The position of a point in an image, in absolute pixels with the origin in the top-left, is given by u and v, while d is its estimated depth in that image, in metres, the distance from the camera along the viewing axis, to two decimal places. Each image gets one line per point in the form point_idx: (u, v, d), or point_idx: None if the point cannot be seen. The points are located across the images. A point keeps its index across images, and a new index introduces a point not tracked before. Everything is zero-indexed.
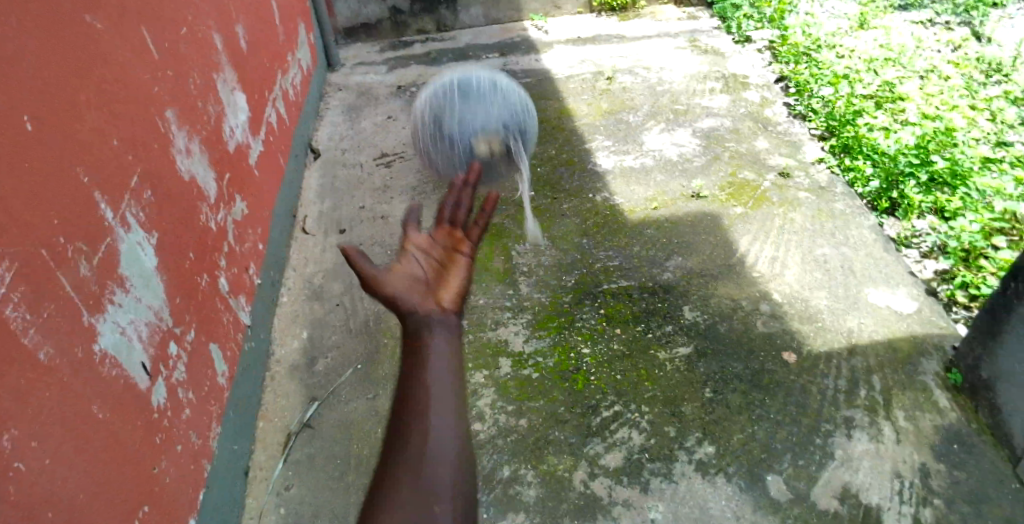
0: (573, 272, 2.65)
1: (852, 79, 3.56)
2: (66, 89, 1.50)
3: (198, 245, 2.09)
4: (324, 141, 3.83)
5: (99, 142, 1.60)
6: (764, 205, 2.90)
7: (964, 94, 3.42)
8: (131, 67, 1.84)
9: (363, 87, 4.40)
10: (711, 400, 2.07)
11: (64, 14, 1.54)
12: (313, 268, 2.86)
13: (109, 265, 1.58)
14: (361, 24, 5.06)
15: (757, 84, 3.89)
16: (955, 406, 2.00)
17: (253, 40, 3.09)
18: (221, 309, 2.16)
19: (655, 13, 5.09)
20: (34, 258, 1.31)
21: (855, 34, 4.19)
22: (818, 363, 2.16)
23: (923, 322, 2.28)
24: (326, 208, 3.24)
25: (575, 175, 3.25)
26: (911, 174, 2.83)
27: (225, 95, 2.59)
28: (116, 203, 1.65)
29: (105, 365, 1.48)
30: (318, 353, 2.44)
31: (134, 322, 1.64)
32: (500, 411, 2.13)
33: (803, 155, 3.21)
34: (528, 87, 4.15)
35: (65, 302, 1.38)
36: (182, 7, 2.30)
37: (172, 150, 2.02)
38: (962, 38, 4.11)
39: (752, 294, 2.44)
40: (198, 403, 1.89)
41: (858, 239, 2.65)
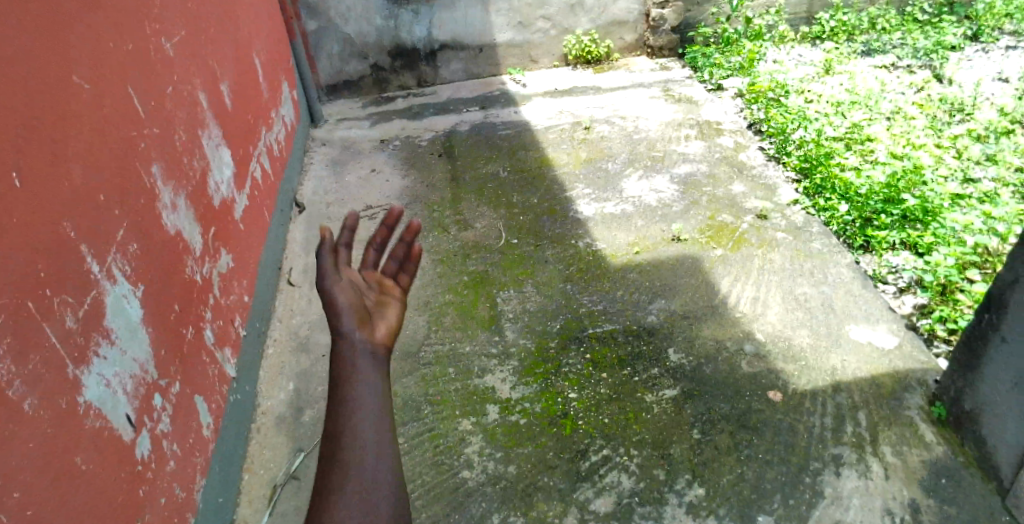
0: (559, 318, 2.66)
1: (822, 122, 3.68)
2: (54, 145, 1.52)
3: (184, 297, 2.08)
4: (309, 194, 3.87)
5: (85, 198, 1.61)
6: (742, 246, 2.96)
7: (929, 134, 3.54)
8: (119, 124, 1.88)
9: (348, 141, 4.48)
10: (700, 441, 2.07)
11: (53, 74, 1.58)
12: (299, 319, 2.86)
13: (95, 317, 1.56)
14: (346, 80, 5.20)
15: (731, 130, 4.02)
16: (941, 440, 2.01)
17: (238, 98, 3.16)
18: (207, 362, 2.14)
19: (630, 65, 5.28)
20: (21, 310, 1.30)
21: (822, 80, 4.36)
22: (804, 401, 2.17)
23: (905, 357, 2.31)
24: (312, 260, 3.26)
25: (557, 222, 3.30)
26: (884, 211, 2.93)
27: (211, 151, 2.63)
28: (101, 256, 1.65)
29: (89, 417, 1.45)
30: (305, 404, 2.41)
31: (119, 375, 1.61)
32: (488, 459, 2.10)
33: (778, 197, 3.30)
34: (509, 138, 4.25)
35: (51, 354, 1.37)
36: (168, 66, 2.36)
37: (158, 204, 2.04)
38: (924, 80, 4.29)
39: (735, 334, 2.46)
40: (183, 456, 1.85)
41: (836, 278, 2.70)
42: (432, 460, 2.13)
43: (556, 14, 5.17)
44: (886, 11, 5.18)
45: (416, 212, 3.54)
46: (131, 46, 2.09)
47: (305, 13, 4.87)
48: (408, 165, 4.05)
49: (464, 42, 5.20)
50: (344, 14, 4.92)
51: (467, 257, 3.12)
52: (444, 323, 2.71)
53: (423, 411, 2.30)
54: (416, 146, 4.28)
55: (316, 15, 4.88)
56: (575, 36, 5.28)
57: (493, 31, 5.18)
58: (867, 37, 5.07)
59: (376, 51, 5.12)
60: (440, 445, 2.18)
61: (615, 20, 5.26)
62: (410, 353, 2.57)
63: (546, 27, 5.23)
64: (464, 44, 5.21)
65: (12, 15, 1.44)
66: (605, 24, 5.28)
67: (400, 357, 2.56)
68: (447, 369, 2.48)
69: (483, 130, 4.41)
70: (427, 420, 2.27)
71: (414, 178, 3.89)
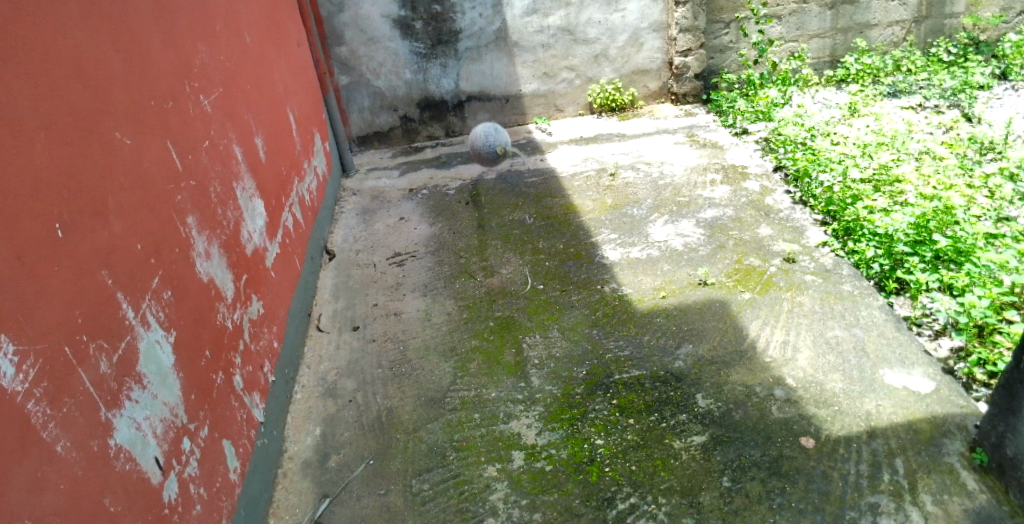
0: (585, 364, 2.64)
1: (848, 164, 3.65)
2: (95, 198, 1.61)
3: (214, 343, 2.14)
4: (339, 242, 3.97)
5: (123, 247, 1.69)
6: (771, 289, 2.93)
7: (960, 173, 3.49)
8: (156, 177, 1.98)
9: (377, 190, 4.61)
10: (730, 490, 2.01)
11: (97, 130, 1.69)
12: (327, 364, 2.90)
13: (128, 363, 1.62)
14: (376, 132, 5.38)
15: (756, 174, 4.03)
16: (984, 488, 1.92)
17: (271, 151, 3.29)
18: (235, 407, 2.18)
19: (654, 112, 5.36)
20: (58, 354, 1.36)
21: (848, 122, 4.37)
22: (838, 447, 2.11)
23: (943, 402, 2.23)
24: (341, 306, 3.32)
25: (582, 268, 3.31)
26: (915, 253, 2.87)
27: (244, 202, 2.74)
28: (136, 302, 1.72)
29: (119, 460, 1.48)
30: (331, 449, 2.42)
31: (150, 418, 1.66)
32: (514, 506, 2.07)
33: (806, 239, 3.28)
34: (535, 185, 4.31)
35: (85, 397, 1.42)
36: (205, 122, 2.49)
37: (192, 253, 2.12)
38: (953, 119, 4.26)
39: (765, 379, 2.41)
40: (210, 500, 1.87)
41: (868, 320, 2.65)
42: (455, 506, 2.11)
43: (580, 64, 5.31)
44: (911, 53, 5.19)
45: (443, 258, 3.60)
46: (171, 104, 2.22)
47: (337, 70, 5.10)
48: (435, 213, 4.13)
49: (490, 94, 5.35)
50: (374, 70, 5.13)
51: (493, 303, 3.14)
52: (470, 369, 2.72)
53: (449, 457, 2.30)
54: (443, 194, 4.37)
55: (348, 71, 5.11)
56: (599, 86, 5.40)
57: (518, 82, 5.33)
58: (893, 79, 5.08)
59: (405, 104, 5.30)
60: (464, 491, 2.15)
61: (638, 69, 5.38)
62: (436, 399, 2.58)
63: (571, 77, 5.36)
64: (490, 95, 5.37)
65: (49, 68, 1.52)
66: (628, 73, 5.39)
67: (426, 403, 2.56)
68: (472, 414, 2.47)
69: (508, 178, 4.50)
70: (452, 466, 2.26)
71: (441, 225, 3.96)
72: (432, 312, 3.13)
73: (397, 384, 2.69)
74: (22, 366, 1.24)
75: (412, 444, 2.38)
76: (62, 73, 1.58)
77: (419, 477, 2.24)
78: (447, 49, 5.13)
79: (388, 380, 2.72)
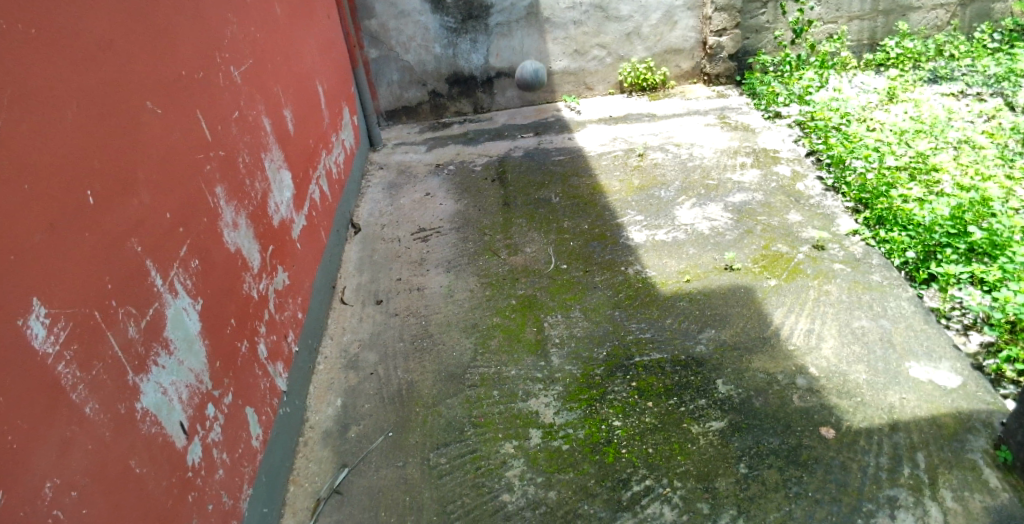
0: (605, 345, 2.65)
1: (884, 151, 3.55)
2: (126, 168, 1.64)
3: (240, 312, 2.18)
4: (364, 216, 4.00)
5: (152, 216, 1.73)
6: (798, 277, 2.88)
7: (1000, 164, 3.38)
8: (186, 147, 2.01)
9: (404, 165, 4.63)
10: (746, 477, 2.01)
11: (128, 100, 1.71)
12: (350, 336, 2.94)
13: (155, 328, 1.66)
14: (403, 107, 5.38)
15: (787, 158, 3.95)
16: (1007, 486, 1.88)
17: (300, 123, 3.31)
18: (259, 375, 2.23)
19: (685, 92, 5.26)
20: (88, 319, 1.40)
21: (886, 108, 4.24)
22: (858, 439, 2.08)
23: (969, 397, 2.19)
24: (365, 279, 3.36)
25: (606, 249, 3.29)
26: (948, 244, 2.80)
27: (272, 174, 2.77)
28: (164, 270, 1.75)
29: (145, 423, 1.53)
30: (351, 420, 2.47)
31: (175, 384, 1.70)
32: (529, 483, 2.10)
33: (837, 227, 3.21)
34: (561, 164, 4.29)
35: (114, 361, 1.46)
36: (235, 93, 2.51)
37: (220, 223, 2.16)
38: (996, 107, 4.11)
39: (788, 367, 2.39)
40: (232, 465, 1.92)
41: (897, 311, 2.60)
42: (472, 481, 2.14)
43: (611, 42, 5.23)
44: (955, 37, 5.01)
45: (467, 235, 3.61)
46: (201, 74, 2.24)
47: (367, 43, 5.09)
48: (460, 190, 4.13)
49: (519, 70, 5.30)
50: (404, 44, 5.11)
51: (515, 281, 3.15)
52: (491, 346, 2.74)
53: (467, 432, 2.33)
54: (469, 171, 4.37)
55: (378, 44, 5.10)
56: (631, 64, 5.31)
57: (548, 59, 5.27)
58: (935, 64, 4.90)
59: (433, 79, 5.28)
60: (481, 467, 2.19)
61: (670, 48, 5.28)
62: (455, 374, 2.61)
63: (601, 55, 5.28)
64: (520, 72, 5.32)
65: (81, 40, 1.54)
66: (661, 52, 5.30)
67: (446, 378, 2.59)
68: (491, 391, 2.49)
69: (535, 156, 4.47)
70: (469, 441, 2.29)
71: (465, 202, 3.96)
72: (455, 289, 3.15)
73: (418, 359, 2.73)
74: (52, 329, 1.28)
75: (431, 418, 2.42)
76: (95, 44, 1.60)
77: (436, 451, 2.28)
78: (477, 24, 5.08)
79: (409, 355, 2.76)
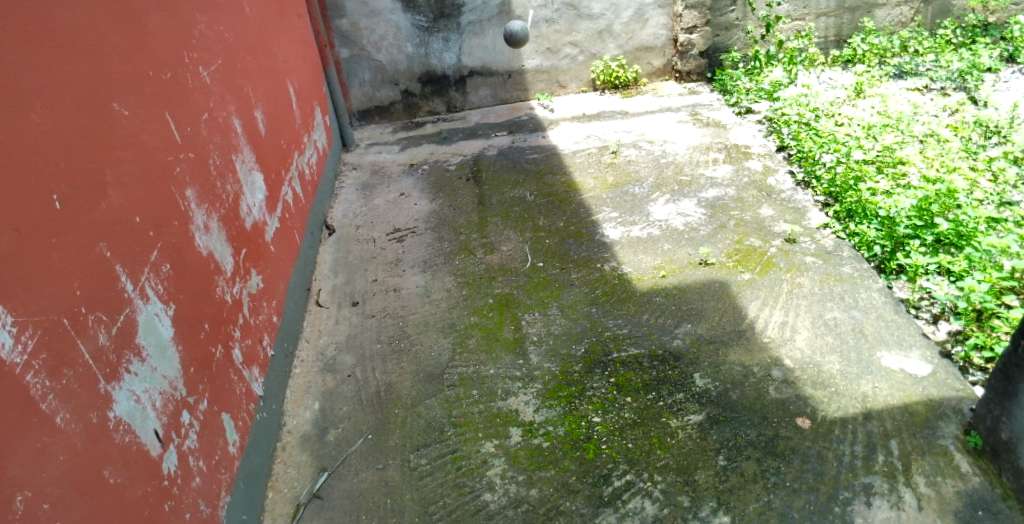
0: (583, 341, 2.65)
1: (852, 145, 3.62)
2: (93, 171, 1.60)
3: (214, 316, 2.14)
4: (339, 217, 3.96)
5: (121, 220, 1.68)
6: (771, 270, 2.93)
7: (964, 157, 3.46)
8: (155, 149, 1.96)
9: (377, 165, 4.58)
10: (725, 469, 2.03)
11: (95, 102, 1.66)
12: (326, 339, 2.91)
13: (127, 335, 1.62)
14: (376, 107, 5.33)
15: (759, 153, 4.00)
16: (977, 471, 1.93)
17: (271, 124, 3.26)
18: (235, 380, 2.19)
19: (657, 89, 5.30)
20: (57, 327, 1.36)
21: (853, 103, 4.32)
22: (833, 428, 2.12)
23: (939, 385, 2.24)
24: (340, 281, 3.32)
25: (583, 246, 3.30)
26: (916, 236, 2.86)
27: (244, 175, 2.72)
28: (135, 275, 1.71)
29: (118, 432, 1.49)
30: (329, 424, 2.44)
31: (149, 391, 1.66)
32: (511, 481, 2.10)
33: (807, 220, 3.27)
34: (536, 162, 4.29)
35: (84, 369, 1.42)
36: (204, 94, 2.46)
37: (192, 226, 2.11)
38: (958, 102, 4.21)
39: (763, 360, 2.42)
40: (209, 472, 1.88)
41: (868, 302, 2.65)
42: (453, 481, 2.13)
43: (584, 40, 5.24)
44: (918, 34, 5.12)
45: (443, 235, 3.59)
46: (170, 74, 2.19)
47: (338, 42, 5.03)
48: (436, 189, 4.10)
49: (492, 69, 5.29)
50: (376, 43, 5.06)
51: (493, 280, 3.14)
52: (469, 345, 2.73)
53: (447, 432, 2.32)
54: (444, 170, 4.35)
55: (349, 44, 5.04)
56: (603, 62, 5.34)
57: (521, 57, 5.27)
58: (899, 60, 5.01)
59: (406, 78, 5.24)
60: (462, 467, 2.17)
61: (642, 45, 5.31)
62: (435, 374, 2.59)
63: (574, 53, 5.30)
64: (492, 70, 5.31)
65: (44, 39, 1.49)
66: (633, 50, 5.33)
67: (425, 379, 2.58)
68: (470, 390, 2.48)
69: (510, 154, 4.47)
70: (450, 441, 2.28)
71: (441, 202, 3.94)
72: (432, 289, 3.13)
73: (396, 360, 2.70)
74: (20, 337, 1.24)
75: (411, 420, 2.40)
76: (60, 43, 1.56)
77: (417, 452, 2.26)
78: (449, 22, 5.06)
79: (387, 356, 2.73)
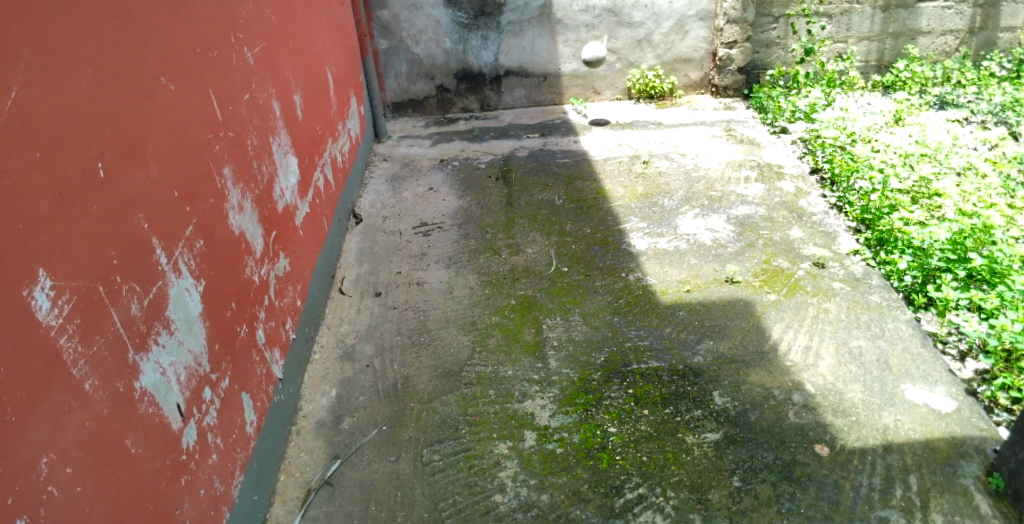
0: (603, 350, 2.65)
1: (887, 172, 3.56)
2: (136, 143, 1.63)
3: (240, 295, 2.17)
4: (366, 207, 3.99)
5: (159, 192, 1.71)
6: (797, 293, 2.90)
7: (1002, 193, 3.39)
8: (196, 125, 1.99)
9: (408, 158, 4.61)
10: (739, 490, 2.01)
11: (141, 74, 1.70)
12: (346, 327, 2.94)
13: (158, 307, 1.65)
14: (410, 100, 5.37)
15: (792, 174, 3.96)
16: (997, 513, 1.89)
17: (308, 109, 3.30)
18: (256, 361, 2.22)
19: (692, 102, 5.27)
20: (92, 293, 1.39)
21: (891, 130, 4.25)
22: (852, 458, 2.09)
23: (963, 422, 2.20)
24: (364, 271, 3.35)
25: (608, 254, 3.30)
26: (948, 270, 2.80)
27: (279, 158, 2.76)
28: (169, 249, 1.74)
29: (143, 403, 1.52)
30: (345, 412, 2.46)
31: (174, 365, 1.69)
32: (522, 484, 2.10)
33: (838, 245, 3.22)
34: (566, 167, 4.28)
35: (115, 337, 1.45)
36: (247, 75, 2.50)
37: (226, 204, 2.14)
38: (999, 136, 4.13)
39: (785, 383, 2.40)
40: (225, 450, 1.91)
41: (894, 333, 2.61)
42: (464, 479, 2.14)
43: (622, 47, 5.23)
44: (962, 65, 5.04)
45: (468, 232, 3.61)
46: (215, 52, 2.22)
47: (377, 33, 5.07)
48: (464, 186, 4.12)
49: (528, 70, 5.30)
50: (414, 36, 5.09)
51: (516, 281, 3.15)
52: (488, 344, 2.74)
53: (461, 430, 2.33)
54: (473, 168, 4.36)
55: (388, 35, 5.08)
56: (640, 71, 5.32)
57: (558, 61, 5.27)
58: (941, 90, 4.93)
59: (442, 73, 5.27)
60: (474, 466, 2.18)
61: (680, 57, 5.28)
62: (452, 371, 2.60)
63: (611, 60, 5.29)
64: (528, 72, 5.31)
65: (98, 9, 1.53)
66: (670, 61, 5.31)
67: (443, 375, 2.59)
68: (487, 390, 2.49)
69: (540, 157, 4.47)
70: (464, 439, 2.29)
71: (469, 199, 3.96)
72: (455, 285, 3.15)
73: (414, 353, 2.72)
74: (56, 302, 1.27)
75: (426, 414, 2.41)
76: (112, 14, 1.59)
77: (430, 448, 2.27)
78: (489, 21, 5.08)
79: (406, 349, 2.75)
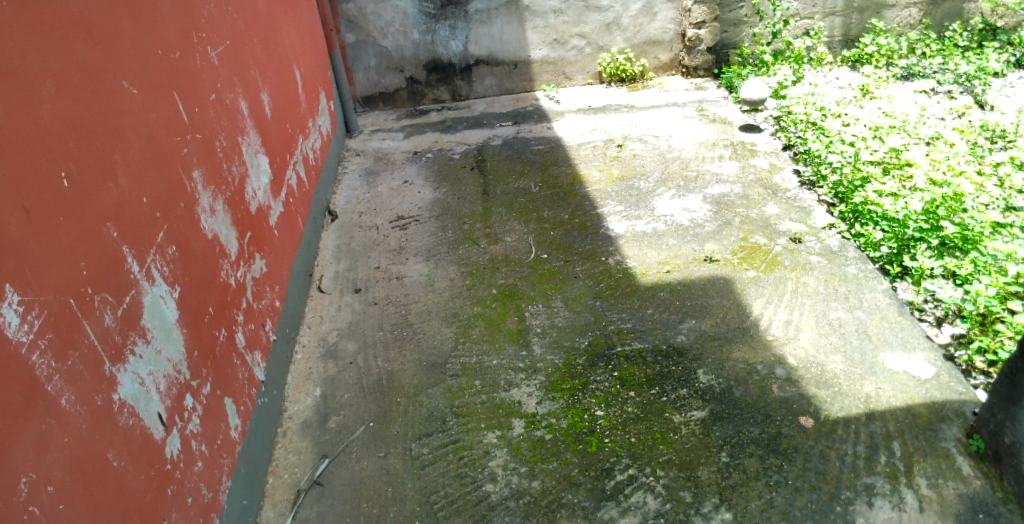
0: (586, 334, 2.65)
1: (860, 145, 3.59)
2: (102, 152, 1.58)
3: (217, 300, 2.12)
4: (341, 203, 3.94)
5: (129, 202, 1.66)
6: (776, 268, 2.92)
7: (970, 160, 3.44)
8: (163, 128, 1.94)
9: (381, 152, 4.56)
10: (727, 465, 2.03)
11: (103, 82, 1.64)
12: (328, 325, 2.90)
13: (133, 316, 1.61)
14: (381, 93, 5.30)
15: (765, 151, 3.99)
16: (978, 474, 1.94)
17: (277, 107, 3.24)
18: (238, 365, 2.18)
19: (663, 84, 5.28)
20: (64, 307, 1.35)
21: (860, 103, 4.27)
22: (836, 428, 2.12)
23: (942, 387, 2.24)
24: (343, 267, 3.31)
25: (587, 239, 3.30)
26: (922, 239, 2.84)
27: (250, 158, 2.70)
28: (141, 256, 1.69)
29: (123, 415, 1.48)
30: (331, 410, 2.44)
31: (153, 374, 1.65)
32: (513, 473, 2.10)
33: (813, 220, 3.26)
34: (541, 153, 4.27)
35: (90, 351, 1.41)
36: (212, 75, 2.44)
37: (197, 208, 2.09)
38: (965, 105, 4.21)
39: (767, 357, 2.42)
40: (211, 457, 1.88)
41: (872, 303, 2.65)
42: (455, 470, 2.13)
43: (591, 32, 5.21)
44: (926, 36, 5.09)
45: (446, 223, 3.58)
46: (178, 53, 2.16)
47: (344, 27, 4.99)
48: (440, 177, 4.09)
49: (499, 58, 5.26)
50: (382, 29, 5.02)
51: (496, 271, 3.13)
52: (472, 335, 2.72)
53: (449, 422, 2.32)
54: (448, 159, 4.33)
55: (355, 29, 5.00)
56: (610, 55, 5.31)
57: (528, 48, 5.24)
58: (907, 61, 4.97)
59: (412, 64, 5.20)
60: (464, 457, 2.18)
61: (650, 39, 5.29)
62: (437, 363, 2.59)
63: (581, 45, 5.27)
64: (498, 60, 5.28)
65: (55, 18, 1.47)
66: (640, 43, 5.30)
67: (428, 368, 2.57)
68: (473, 381, 2.48)
69: (514, 145, 4.45)
70: (452, 432, 2.28)
71: (445, 190, 3.92)
72: (435, 277, 3.13)
73: (398, 348, 2.70)
74: (27, 317, 1.23)
75: (413, 408, 2.39)
76: (69, 19, 1.53)
77: (418, 441, 2.26)
78: (457, 11, 5.02)
79: (389, 344, 2.73)
